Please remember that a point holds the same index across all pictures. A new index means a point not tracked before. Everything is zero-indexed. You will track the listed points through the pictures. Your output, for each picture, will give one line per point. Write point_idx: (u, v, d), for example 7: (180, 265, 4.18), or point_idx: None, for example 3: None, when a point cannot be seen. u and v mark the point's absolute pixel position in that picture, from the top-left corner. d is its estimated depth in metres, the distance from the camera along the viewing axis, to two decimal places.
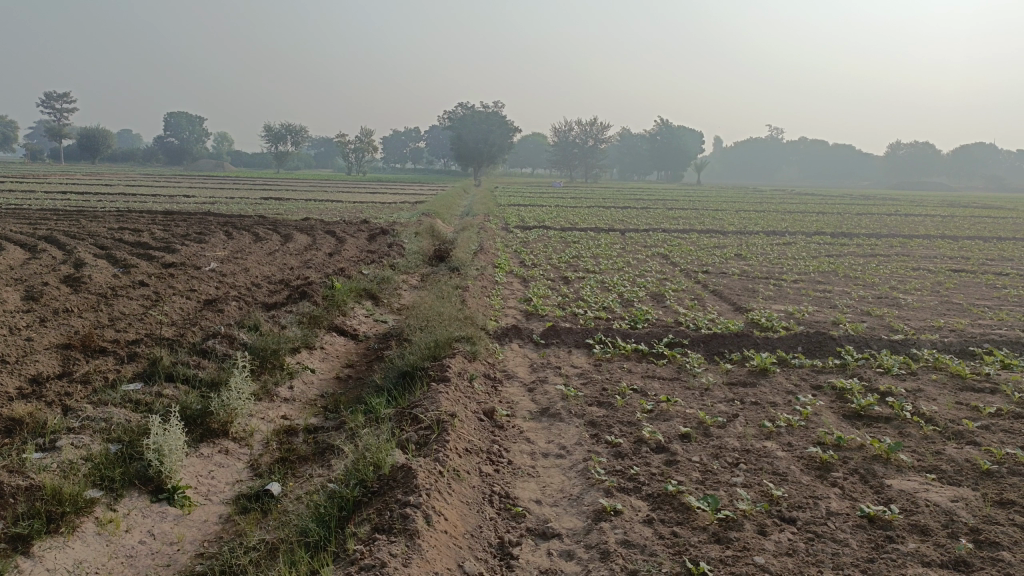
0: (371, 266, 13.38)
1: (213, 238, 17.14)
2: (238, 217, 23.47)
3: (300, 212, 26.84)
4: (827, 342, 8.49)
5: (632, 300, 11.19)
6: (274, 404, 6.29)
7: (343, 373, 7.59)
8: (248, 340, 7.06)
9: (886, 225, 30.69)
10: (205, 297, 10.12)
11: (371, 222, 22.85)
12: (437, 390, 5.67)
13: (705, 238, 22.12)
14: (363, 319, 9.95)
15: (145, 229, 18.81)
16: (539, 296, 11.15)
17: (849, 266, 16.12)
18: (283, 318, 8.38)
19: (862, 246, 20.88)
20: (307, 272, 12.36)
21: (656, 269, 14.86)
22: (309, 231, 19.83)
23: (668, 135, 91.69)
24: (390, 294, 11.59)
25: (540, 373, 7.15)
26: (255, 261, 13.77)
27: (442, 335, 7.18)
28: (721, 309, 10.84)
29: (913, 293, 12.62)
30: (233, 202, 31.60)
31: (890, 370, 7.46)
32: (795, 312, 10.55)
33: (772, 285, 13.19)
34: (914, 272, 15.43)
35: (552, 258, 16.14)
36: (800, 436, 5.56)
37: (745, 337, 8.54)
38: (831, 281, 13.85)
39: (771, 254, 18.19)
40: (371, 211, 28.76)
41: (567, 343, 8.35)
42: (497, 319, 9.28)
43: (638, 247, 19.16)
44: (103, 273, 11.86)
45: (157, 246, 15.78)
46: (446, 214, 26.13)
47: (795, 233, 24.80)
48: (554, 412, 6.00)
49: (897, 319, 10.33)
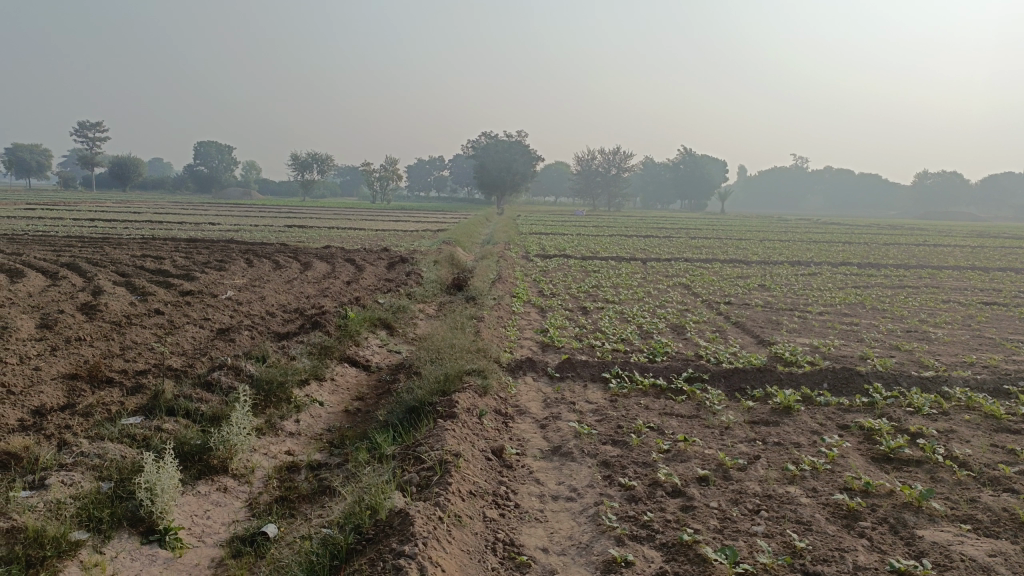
0: (388, 294, 13.26)
1: (232, 266, 17.18)
2: (260, 245, 23.57)
3: (322, 240, 26.94)
4: (854, 378, 8.17)
5: (652, 332, 10.92)
6: (278, 439, 6.12)
7: (352, 406, 7.42)
8: (254, 372, 6.92)
9: (914, 255, 30.11)
10: (218, 326, 10.04)
11: (392, 251, 22.82)
12: (443, 426, 5.46)
13: (728, 268, 21.81)
14: (376, 349, 9.80)
15: (167, 256, 18.91)
16: (556, 327, 10.94)
17: (876, 298, 15.72)
18: (293, 348, 8.26)
19: (890, 277, 20.43)
20: (323, 301, 12.26)
21: (677, 300, 14.59)
22: (329, 259, 19.83)
23: (692, 163, 91.46)
24: (406, 324, 11.44)
25: (553, 409, 6.92)
26: (272, 290, 13.72)
27: (453, 368, 6.99)
28: (744, 342, 10.55)
29: (943, 327, 12.22)
30: (256, 229, 31.87)
31: (921, 409, 7.12)
32: (820, 345, 10.21)
33: (797, 317, 12.86)
34: (943, 304, 14.99)
35: (572, 287, 15.94)
36: (825, 481, 5.26)
37: (767, 372, 8.25)
38: (858, 314, 13.47)
39: (795, 285, 17.83)
40: (392, 238, 28.81)
41: (583, 377, 8.11)
42: (512, 351, 9.07)
43: (660, 277, 18.91)
44: (120, 300, 11.86)
45: (177, 273, 15.84)
46: (466, 242, 26.07)
47: (821, 264, 24.36)
48: (565, 451, 5.76)
49: (927, 354, 9.96)
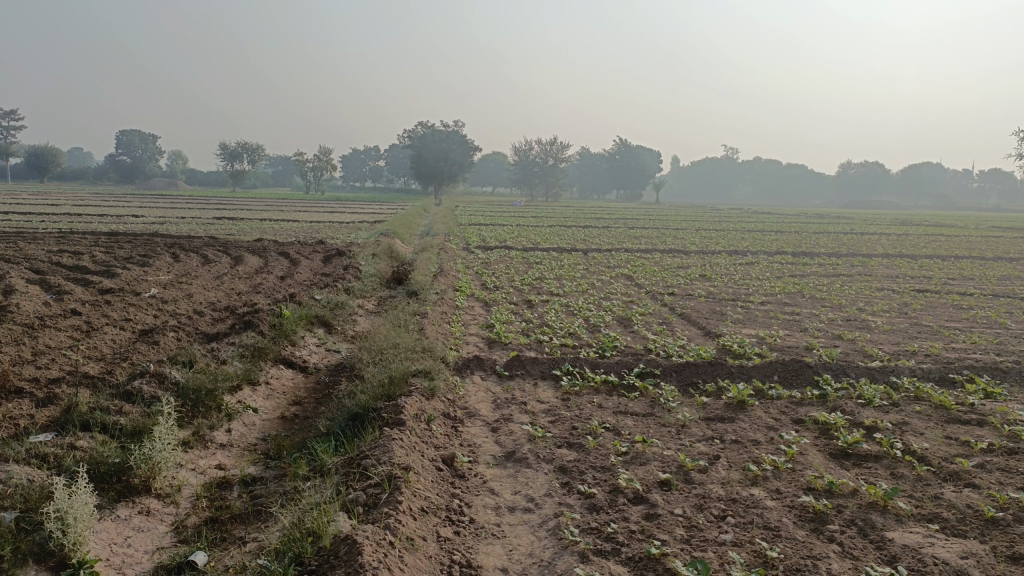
0: (324, 290, 12.72)
1: (157, 261, 16.31)
2: (187, 238, 22.57)
3: (253, 233, 25.95)
4: (805, 370, 8.10)
5: (599, 325, 10.72)
6: (207, 452, 5.64)
7: (289, 412, 6.96)
8: (180, 378, 6.39)
9: (845, 243, 30.91)
10: (142, 327, 9.39)
11: (327, 243, 22.14)
12: (390, 435, 5.09)
13: (669, 258, 21.89)
14: (313, 348, 9.32)
15: (86, 251, 17.84)
16: (501, 322, 10.62)
17: (814, 287, 15.93)
18: (224, 350, 7.72)
19: (824, 265, 20.85)
20: (255, 298, 11.67)
21: (621, 291, 14.48)
22: (262, 253, 19.05)
23: (628, 154, 92.35)
24: (344, 321, 10.97)
25: (504, 410, 6.61)
26: (200, 286, 13.01)
27: (397, 371, 6.61)
28: (691, 334, 10.45)
29: (882, 315, 12.40)
30: (183, 222, 30.59)
31: (873, 402, 7.08)
32: (767, 336, 10.19)
33: (741, 308, 12.87)
34: (878, 292, 15.28)
35: (514, 279, 15.67)
36: (788, 481, 5.10)
37: (719, 365, 8.11)
38: (799, 303, 13.58)
39: (735, 274, 17.96)
40: (328, 231, 28.05)
41: (532, 375, 7.82)
42: (458, 348, 8.72)
43: (602, 268, 18.82)
44: (32, 300, 11.01)
45: (96, 269, 14.92)
46: (405, 234, 25.53)
47: (757, 253, 24.71)
48: (519, 456, 5.46)
49: (870, 344, 10.02)
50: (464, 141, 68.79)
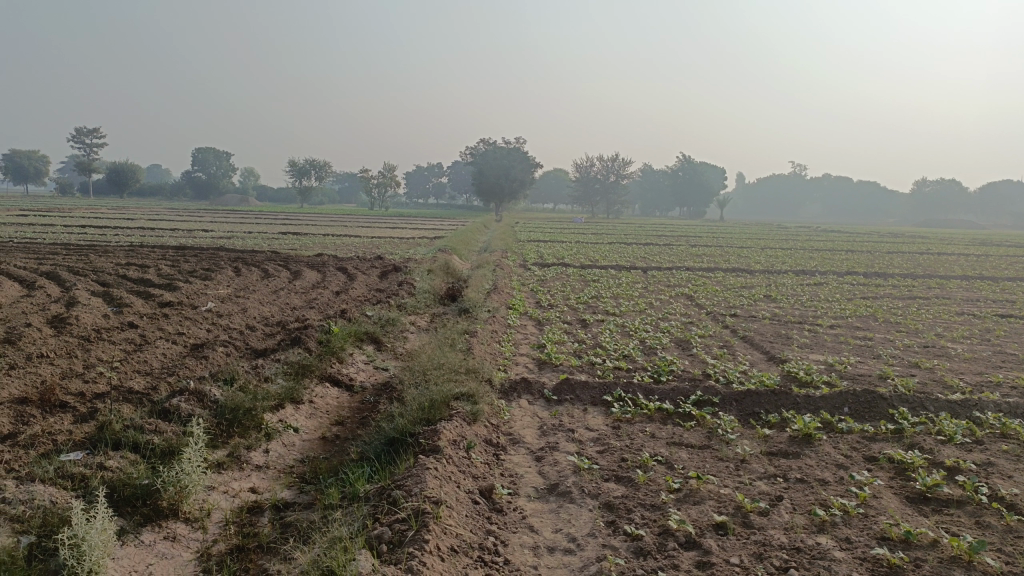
0: (376, 306, 12.61)
1: (218, 274, 16.54)
2: (250, 252, 22.96)
3: (314, 248, 26.28)
4: (878, 402, 7.52)
5: (656, 348, 10.29)
6: (241, 474, 5.48)
7: (330, 433, 6.78)
8: (219, 396, 6.25)
9: (920, 264, 29.54)
10: (193, 341, 9.39)
11: (385, 259, 22.20)
12: (425, 463, 4.81)
13: (732, 277, 21.20)
14: (361, 366, 9.16)
15: (152, 264, 18.26)
16: (553, 343, 10.29)
17: (887, 310, 15.10)
18: (268, 368, 7.60)
19: (898, 287, 19.86)
20: (307, 313, 11.61)
21: (681, 311, 13.98)
22: (320, 268, 19.19)
23: (692, 171, 90.99)
24: (394, 338, 10.81)
25: (550, 438, 6.27)
26: (256, 301, 13.07)
27: (440, 394, 6.35)
28: (753, 359, 9.92)
29: (962, 342, 11.59)
30: (249, 236, 31.21)
31: (954, 439, 6.47)
32: (836, 363, 9.59)
33: (807, 331, 12.23)
34: (958, 317, 14.38)
35: (570, 298, 15.32)
36: (858, 528, 4.62)
37: (783, 395, 7.60)
38: (871, 327, 12.84)
39: (802, 295, 17.22)
40: (387, 246, 28.21)
41: (583, 400, 7.47)
42: (506, 370, 8.43)
43: (661, 286, 18.32)
44: (92, 312, 11.18)
45: (159, 283, 15.19)
46: (463, 251, 25.47)
47: (826, 273, 23.72)
48: (563, 490, 5.12)
49: (950, 373, 9.31)
50: (525, 158, 68.90)
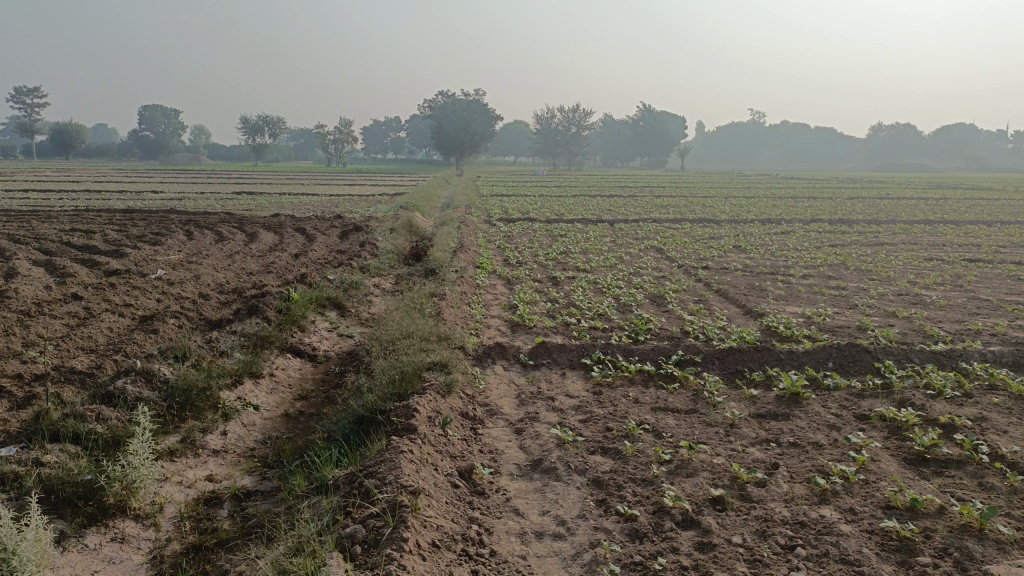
0: (338, 269, 12.06)
1: (169, 239, 15.77)
2: (202, 214, 22.07)
3: (270, 208, 25.40)
4: (863, 355, 7.30)
5: (630, 305, 9.98)
6: (197, 461, 5.05)
7: (294, 409, 6.34)
8: (169, 375, 5.75)
9: (882, 209, 29.72)
10: (143, 313, 8.79)
11: (345, 218, 21.52)
12: (398, 446, 4.42)
13: (699, 228, 20.97)
14: (325, 334, 8.69)
15: (98, 230, 17.36)
16: (525, 303, 9.90)
17: (857, 258, 14.99)
18: (224, 340, 7.09)
19: (864, 233, 19.84)
20: (265, 279, 11.04)
21: (652, 265, 13.68)
22: (277, 230, 18.46)
23: (652, 120, 90.58)
24: (358, 303, 10.33)
25: (529, 408, 5.92)
26: (210, 267, 12.42)
27: (410, 365, 5.94)
28: (730, 314, 9.66)
29: (935, 289, 11.48)
30: (202, 197, 30.16)
31: (944, 393, 6.28)
32: (814, 315, 9.38)
33: (781, 283, 12.03)
34: (927, 262, 14.33)
35: (538, 255, 14.91)
36: (862, 497, 4.37)
37: (767, 351, 7.34)
38: (844, 277, 12.68)
39: (771, 245, 17.03)
40: (346, 204, 27.43)
41: (560, 364, 7.13)
42: (478, 334, 8.04)
43: (630, 239, 18.02)
44: (33, 284, 10.46)
45: (107, 249, 14.42)
46: (425, 207, 24.86)
47: (792, 221, 23.64)
48: (547, 466, 4.79)
49: (928, 322, 9.15)
50: (485, 110, 67.72)
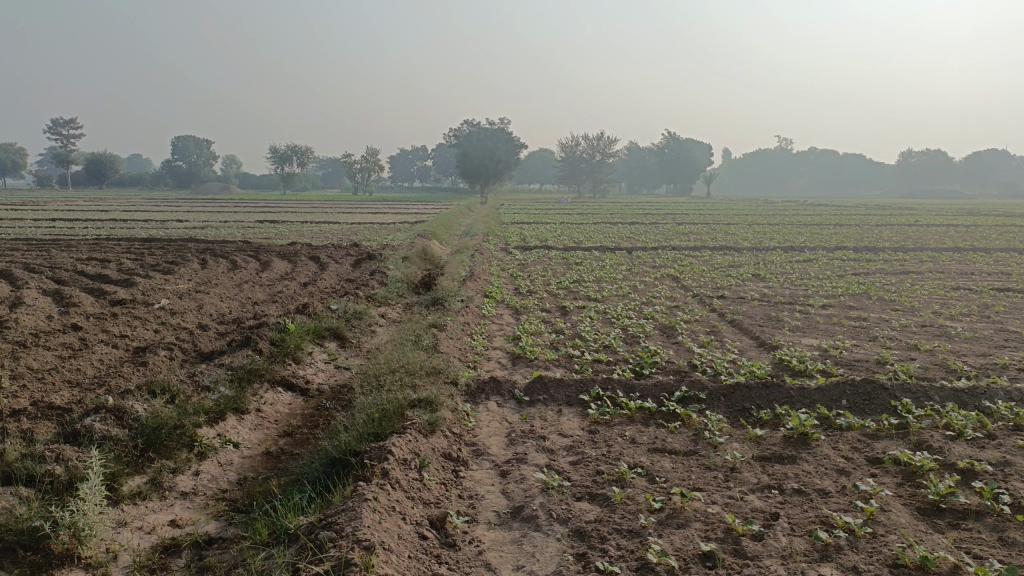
0: (343, 298, 11.86)
1: (181, 268, 15.74)
2: (220, 243, 22.10)
3: (288, 236, 25.46)
4: (878, 393, 6.88)
5: (639, 336, 9.64)
6: (162, 505, 4.81)
7: (276, 446, 6.09)
8: (142, 412, 5.54)
9: (909, 236, 29.05)
10: (137, 345, 8.63)
11: (361, 246, 21.44)
12: (362, 494, 4.13)
13: (719, 256, 20.58)
14: (320, 366, 8.46)
15: (114, 259, 17.40)
16: (529, 334, 9.61)
17: (880, 287, 14.50)
18: (210, 374, 6.88)
19: (889, 262, 19.30)
20: (267, 309, 10.87)
21: (666, 295, 13.33)
22: (291, 257, 18.40)
23: (677, 147, 90.46)
24: (360, 333, 10.11)
25: (518, 448, 5.61)
26: (216, 296, 12.29)
27: (392, 404, 5.67)
28: (743, 346, 9.27)
29: (961, 320, 10.99)
30: (223, 226, 30.37)
31: (964, 434, 5.86)
32: (830, 348, 8.97)
33: (798, 313, 11.61)
34: (953, 292, 13.82)
35: (550, 283, 14.62)
36: (867, 554, 3.99)
37: (776, 388, 6.95)
38: (865, 307, 12.22)
39: (792, 273, 16.59)
40: (365, 233, 27.44)
41: (557, 401, 6.80)
42: (475, 367, 7.75)
43: (646, 268, 17.67)
44: (35, 314, 10.38)
45: (118, 278, 14.40)
46: (443, 235, 24.73)
47: (814, 249, 23.13)
48: (528, 514, 4.47)
49: (952, 356, 8.70)
50: (509, 138, 67.99)
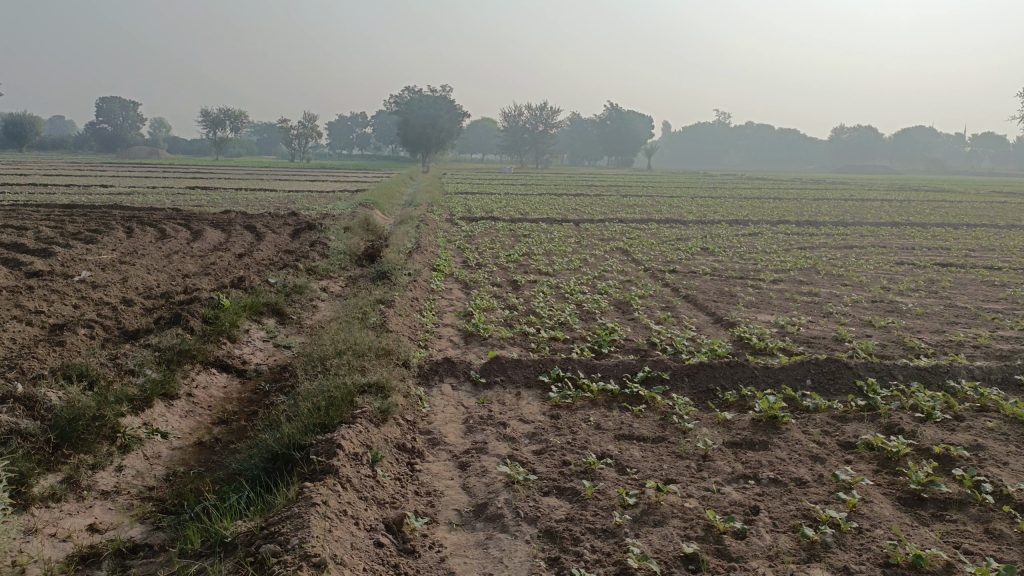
0: (281, 271, 11.19)
1: (106, 237, 14.73)
2: (149, 210, 20.89)
3: (222, 204, 24.28)
4: (843, 372, 6.70)
5: (594, 312, 9.32)
6: (79, 508, 4.27)
7: (210, 435, 5.57)
8: (56, 401, 4.94)
9: (847, 211, 29.59)
10: (53, 322, 7.86)
11: (300, 215, 20.57)
12: (311, 496, 3.69)
13: (666, 229, 20.48)
14: (259, 345, 7.89)
15: (31, 226, 16.21)
16: (481, 310, 9.20)
17: (828, 261, 14.54)
18: (137, 356, 6.27)
19: (832, 236, 19.50)
20: (200, 282, 10.15)
21: (617, 268, 13.07)
22: (225, 227, 17.46)
23: (619, 119, 90.48)
24: (302, 309, 9.52)
25: (477, 436, 5.22)
26: (144, 268, 11.48)
27: (340, 391, 5.20)
28: (700, 322, 9.06)
29: (911, 296, 11.01)
30: (152, 192, 28.81)
31: (933, 416, 5.72)
32: (788, 325, 8.83)
33: (751, 288, 11.48)
34: (898, 267, 13.94)
35: (500, 256, 14.20)
36: (857, 552, 3.74)
37: (740, 368, 6.71)
38: (816, 282, 12.18)
39: (740, 247, 16.52)
40: (304, 201, 26.42)
41: (514, 383, 6.43)
42: (427, 346, 7.31)
43: (595, 240, 17.40)
44: None
45: (34, 248, 13.34)
46: (385, 204, 24.02)
47: (759, 222, 23.29)
48: (492, 514, 4.09)
49: (907, 333, 8.65)
50: (452, 106, 66.83)
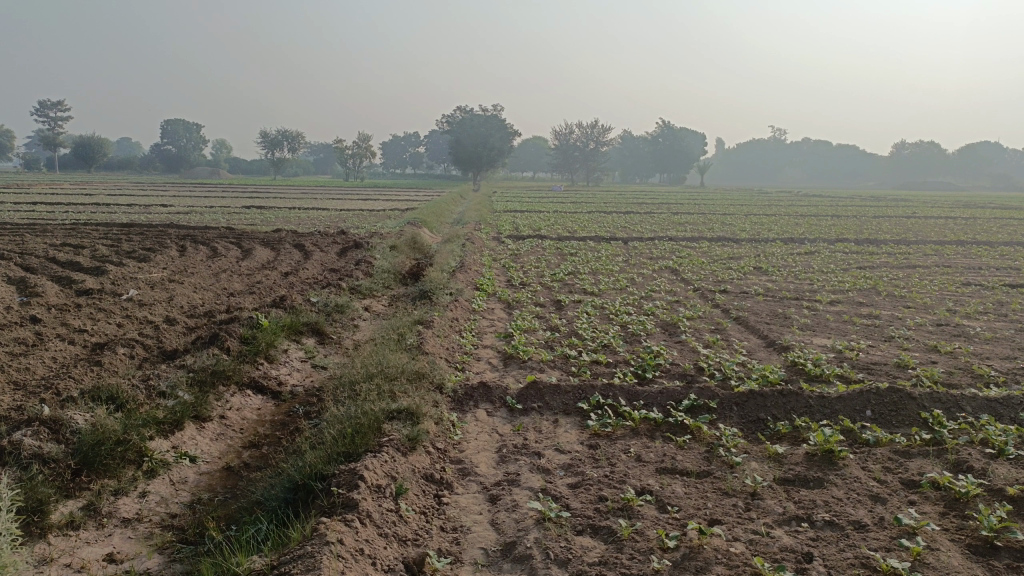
0: (324, 290, 11.16)
1: (158, 256, 14.98)
2: (203, 229, 21.25)
3: (274, 223, 24.60)
4: (906, 403, 6.25)
5: (639, 334, 9.00)
6: (98, 536, 4.16)
7: (239, 459, 5.45)
8: (82, 424, 4.87)
9: (910, 228, 28.53)
10: (96, 341, 7.90)
11: (349, 234, 20.68)
12: (327, 534, 3.49)
13: (718, 247, 19.98)
14: (296, 365, 7.80)
15: (89, 245, 16.60)
16: (522, 331, 8.98)
17: (889, 281, 13.89)
18: (171, 376, 6.22)
19: (893, 255, 18.74)
20: (242, 301, 10.15)
21: (666, 288, 12.69)
22: (274, 246, 17.62)
23: (670, 136, 89.53)
24: (342, 328, 9.44)
25: (510, 467, 4.97)
26: (191, 286, 11.57)
27: (368, 418, 5.02)
28: (751, 346, 8.65)
29: (978, 319, 10.38)
30: (209, 211, 29.41)
31: (1006, 453, 5.25)
32: (845, 349, 8.36)
33: (806, 309, 11.00)
34: (964, 287, 13.25)
35: (545, 275, 13.96)
36: None
37: (793, 397, 6.32)
38: (875, 303, 11.62)
39: (795, 267, 15.96)
40: (354, 220, 26.62)
41: (552, 409, 6.16)
42: (464, 369, 7.11)
43: (643, 259, 17.03)
44: None
45: (88, 266, 13.61)
46: (433, 223, 24.01)
47: (815, 241, 22.57)
48: (521, 554, 3.83)
49: (975, 359, 8.11)
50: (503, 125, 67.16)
